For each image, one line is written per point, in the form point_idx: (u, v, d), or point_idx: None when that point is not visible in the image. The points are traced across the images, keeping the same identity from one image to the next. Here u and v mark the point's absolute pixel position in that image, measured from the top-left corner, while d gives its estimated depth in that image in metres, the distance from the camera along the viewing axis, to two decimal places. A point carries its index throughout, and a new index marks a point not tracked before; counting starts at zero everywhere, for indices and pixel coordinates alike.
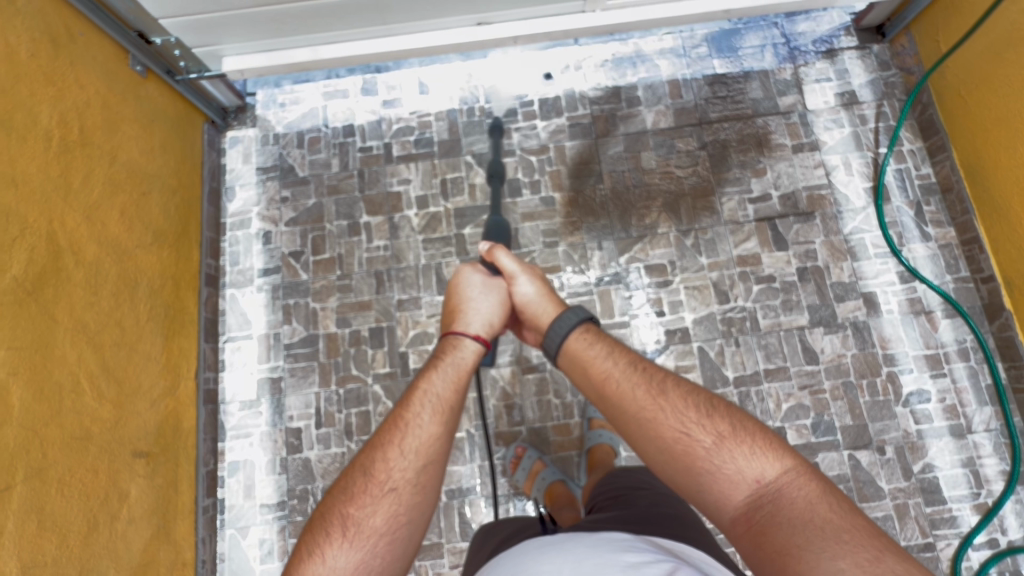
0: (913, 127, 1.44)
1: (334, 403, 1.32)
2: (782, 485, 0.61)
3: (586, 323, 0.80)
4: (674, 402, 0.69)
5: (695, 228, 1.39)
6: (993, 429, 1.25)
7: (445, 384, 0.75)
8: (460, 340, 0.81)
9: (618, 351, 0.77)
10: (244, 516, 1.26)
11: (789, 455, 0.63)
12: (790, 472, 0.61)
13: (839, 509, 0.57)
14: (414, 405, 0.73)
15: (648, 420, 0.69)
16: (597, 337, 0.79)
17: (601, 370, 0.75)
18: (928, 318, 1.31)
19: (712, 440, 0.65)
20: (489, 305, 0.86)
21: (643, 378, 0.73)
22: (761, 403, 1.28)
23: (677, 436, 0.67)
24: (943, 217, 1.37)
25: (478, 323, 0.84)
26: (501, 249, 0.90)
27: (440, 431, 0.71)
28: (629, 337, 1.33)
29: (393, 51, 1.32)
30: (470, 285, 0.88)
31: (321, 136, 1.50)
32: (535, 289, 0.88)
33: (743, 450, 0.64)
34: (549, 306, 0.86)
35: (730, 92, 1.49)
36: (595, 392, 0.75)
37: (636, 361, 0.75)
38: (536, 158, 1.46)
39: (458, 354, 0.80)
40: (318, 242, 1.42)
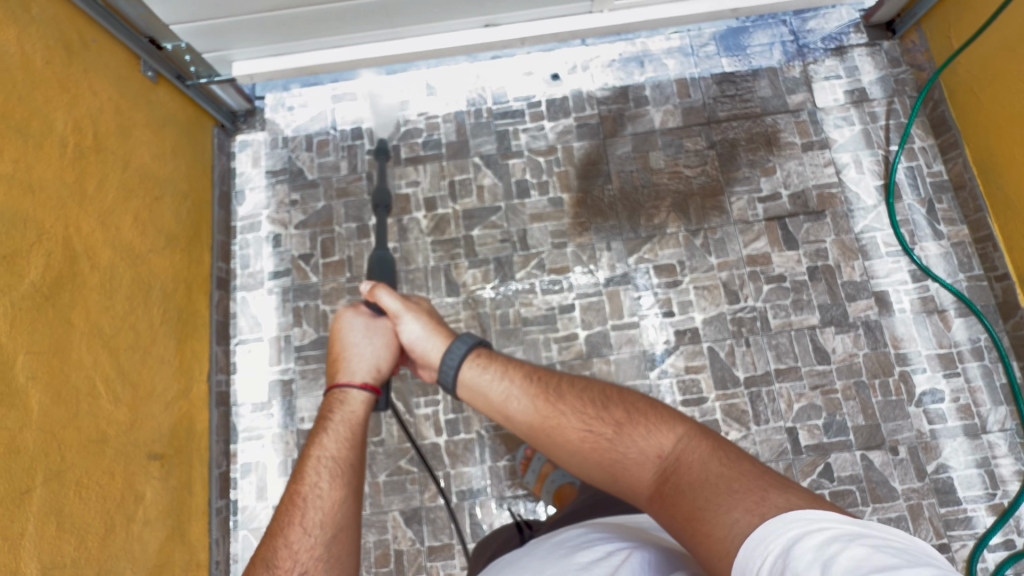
0: (924, 124, 1.42)
1: None
2: (679, 452, 0.62)
3: (477, 348, 0.79)
4: (571, 403, 0.71)
5: (704, 228, 1.39)
6: (1008, 428, 1.23)
7: (338, 444, 0.75)
8: (345, 394, 0.79)
9: (512, 362, 0.77)
10: (257, 517, 1.27)
11: (680, 424, 0.65)
12: (684, 438, 0.63)
13: (731, 460, 0.59)
14: (309, 475, 0.72)
15: (552, 427, 0.71)
16: (490, 356, 0.78)
17: (500, 384, 0.75)
18: (941, 317, 1.30)
19: (612, 430, 0.67)
20: (373, 351, 0.83)
21: (539, 386, 0.74)
22: (772, 403, 1.28)
23: (581, 435, 0.68)
24: (956, 215, 1.36)
25: (362, 371, 0.82)
26: (383, 288, 0.85)
27: (340, 493, 0.71)
28: (639, 338, 1.33)
29: (401, 54, 1.33)
30: (353, 331, 0.84)
31: (329, 139, 1.51)
32: (420, 325, 0.83)
33: (640, 432, 0.65)
34: (435, 343, 0.82)
35: (738, 90, 1.48)
36: (500, 409, 0.75)
37: (532, 369, 0.76)
38: (544, 159, 1.46)
39: (346, 408, 0.79)
40: (327, 244, 1.43)
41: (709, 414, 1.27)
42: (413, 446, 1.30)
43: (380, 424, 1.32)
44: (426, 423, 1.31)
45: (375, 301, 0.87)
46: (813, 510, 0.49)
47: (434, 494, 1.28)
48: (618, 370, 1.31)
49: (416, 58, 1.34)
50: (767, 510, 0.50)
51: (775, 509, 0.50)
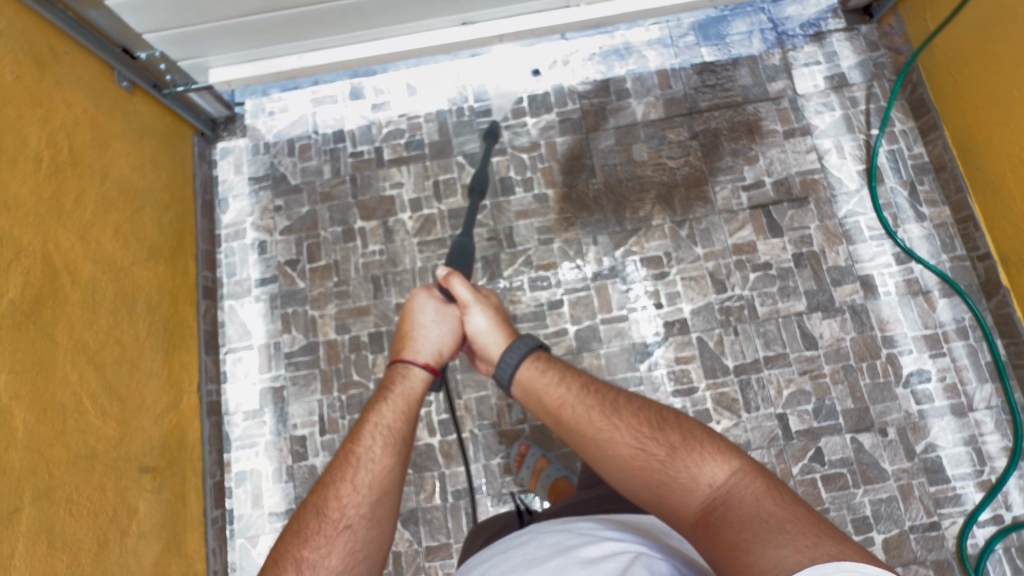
0: (904, 107, 1.43)
1: (337, 410, 1.32)
2: (732, 485, 0.63)
3: (537, 352, 0.83)
4: (627, 420, 0.73)
5: (689, 219, 1.39)
6: (994, 405, 1.25)
7: (394, 415, 0.79)
8: (409, 369, 0.85)
9: (571, 376, 0.79)
10: (253, 525, 1.27)
11: (737, 457, 0.66)
12: (738, 473, 0.64)
13: (784, 502, 0.60)
14: (365, 438, 0.76)
15: (604, 441, 0.72)
16: (549, 364, 0.81)
17: (555, 396, 0.77)
18: (925, 298, 1.32)
19: (665, 452, 0.68)
20: (439, 334, 0.88)
21: (596, 400, 0.75)
22: (761, 390, 1.29)
23: (632, 452, 0.70)
24: (937, 196, 1.37)
25: (426, 351, 0.87)
26: (457, 276, 0.89)
27: (391, 462, 0.74)
28: (628, 331, 1.33)
29: (379, 55, 1.32)
30: (424, 313, 0.89)
31: (311, 143, 1.50)
32: (487, 317, 0.88)
33: (694, 458, 0.67)
34: (499, 337, 0.87)
35: (719, 80, 1.48)
36: (553, 418, 0.77)
37: (589, 384, 0.78)
38: (527, 155, 1.46)
39: (407, 383, 0.84)
40: (314, 249, 1.43)
41: (700, 404, 1.28)
42: None
43: None
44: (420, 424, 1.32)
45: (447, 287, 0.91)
46: (864, 566, 0.51)
47: (430, 495, 1.28)
48: (608, 364, 1.31)
49: (394, 59, 1.33)
50: (818, 555, 0.53)
51: (826, 555, 0.53)
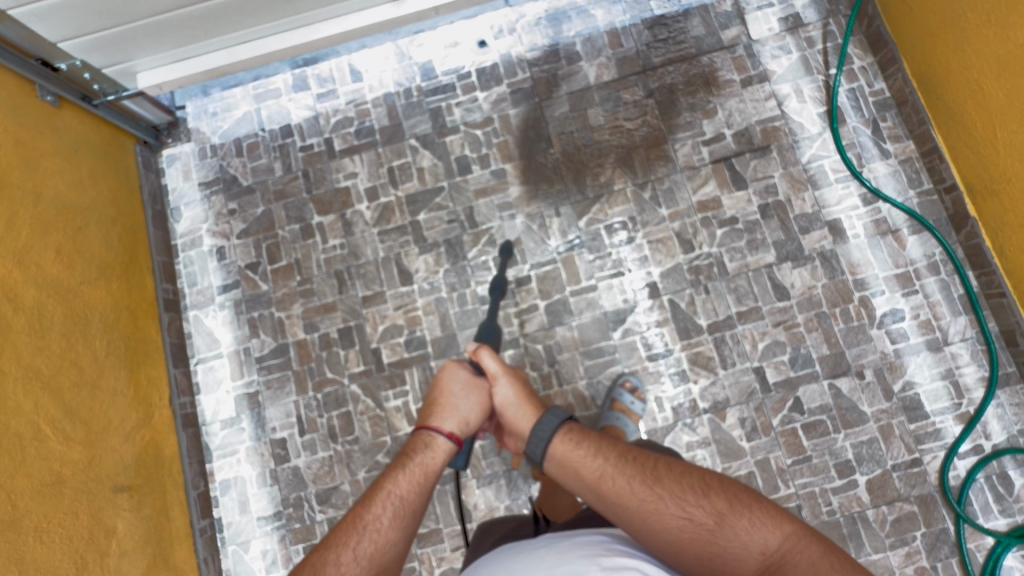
0: (862, 43, 1.38)
1: (314, 409, 1.31)
2: (785, 551, 0.69)
3: (567, 423, 0.87)
4: (670, 490, 0.77)
5: (651, 180, 1.36)
6: (969, 337, 1.24)
7: (409, 487, 0.82)
8: (434, 438, 0.88)
9: (605, 446, 0.84)
10: (244, 531, 1.27)
11: (788, 522, 0.71)
12: (794, 537, 0.70)
13: (844, 568, 0.66)
14: (376, 506, 0.80)
15: (649, 514, 0.75)
16: (583, 435, 0.85)
17: (594, 469, 0.81)
18: (895, 237, 1.30)
19: (714, 520, 0.73)
20: (467, 404, 0.93)
21: (636, 470, 0.80)
22: (736, 346, 1.28)
23: (680, 524, 0.74)
24: (901, 131, 1.34)
25: (453, 419, 0.91)
26: (487, 350, 0.95)
27: (396, 536, 0.78)
28: (599, 301, 1.31)
29: (312, 41, 1.26)
30: (454, 383, 0.94)
31: (259, 141, 1.45)
32: (515, 392, 0.94)
33: (743, 525, 0.72)
34: (527, 413, 0.92)
35: (671, 33, 1.43)
36: (592, 491, 0.81)
37: (626, 453, 0.83)
38: (481, 131, 1.41)
39: (427, 453, 0.87)
40: (273, 250, 1.39)
41: (676, 366, 1.28)
42: (389, 439, 1.29)
43: (351, 423, 1.30)
44: (398, 415, 1.30)
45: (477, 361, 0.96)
46: None
47: None
48: (581, 336, 1.30)
49: (330, 44, 1.28)
50: None
51: None
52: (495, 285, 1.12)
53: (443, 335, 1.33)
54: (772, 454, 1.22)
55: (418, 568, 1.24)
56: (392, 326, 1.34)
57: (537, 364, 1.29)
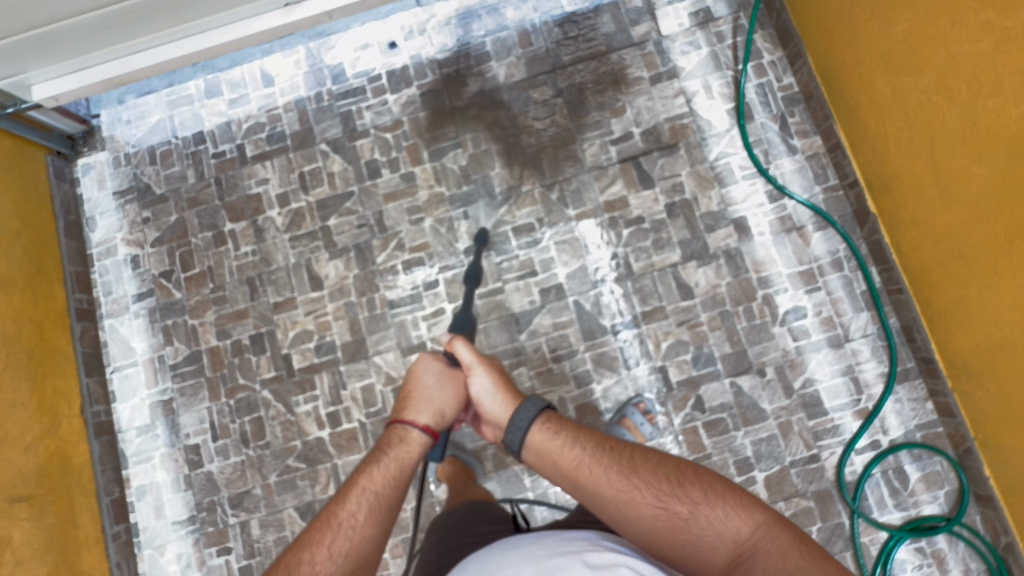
0: (771, 36, 1.36)
1: (227, 414, 1.33)
2: (754, 539, 0.73)
3: (546, 412, 0.88)
4: (646, 478, 0.80)
5: (559, 181, 1.35)
6: (870, 333, 1.25)
7: (384, 482, 0.84)
8: (408, 431, 0.90)
9: (584, 436, 0.86)
10: (159, 535, 1.30)
11: (760, 511, 0.74)
12: (763, 526, 0.73)
13: (810, 556, 0.69)
14: (350, 503, 0.81)
15: (625, 501, 0.79)
16: (561, 424, 0.87)
17: (571, 458, 0.84)
18: (799, 234, 1.29)
19: (687, 509, 0.76)
20: (441, 396, 0.95)
21: (613, 459, 0.83)
22: (640, 346, 1.28)
23: (654, 511, 0.77)
24: (809, 126, 1.32)
25: (427, 412, 0.93)
26: (459, 341, 0.97)
27: (371, 531, 0.80)
28: (505, 303, 1.32)
29: (206, 51, 1.25)
30: (427, 375, 0.96)
31: (171, 149, 1.45)
32: (490, 382, 0.95)
33: (716, 513, 0.75)
34: (502, 401, 0.94)
35: (581, 30, 1.41)
36: (569, 480, 0.84)
37: (604, 444, 0.85)
38: (391, 135, 1.41)
39: (403, 447, 0.89)
40: (186, 258, 1.40)
41: (580, 367, 1.29)
42: (299, 443, 1.31)
43: (263, 428, 1.32)
44: (309, 419, 1.32)
45: (451, 352, 0.99)
46: None
47: (325, 486, 1.29)
48: (488, 338, 1.31)
49: (225, 52, 1.26)
50: None
51: None
52: (471, 275, 1.17)
53: (352, 340, 1.34)
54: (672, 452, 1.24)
55: None
56: (302, 331, 1.35)
57: None
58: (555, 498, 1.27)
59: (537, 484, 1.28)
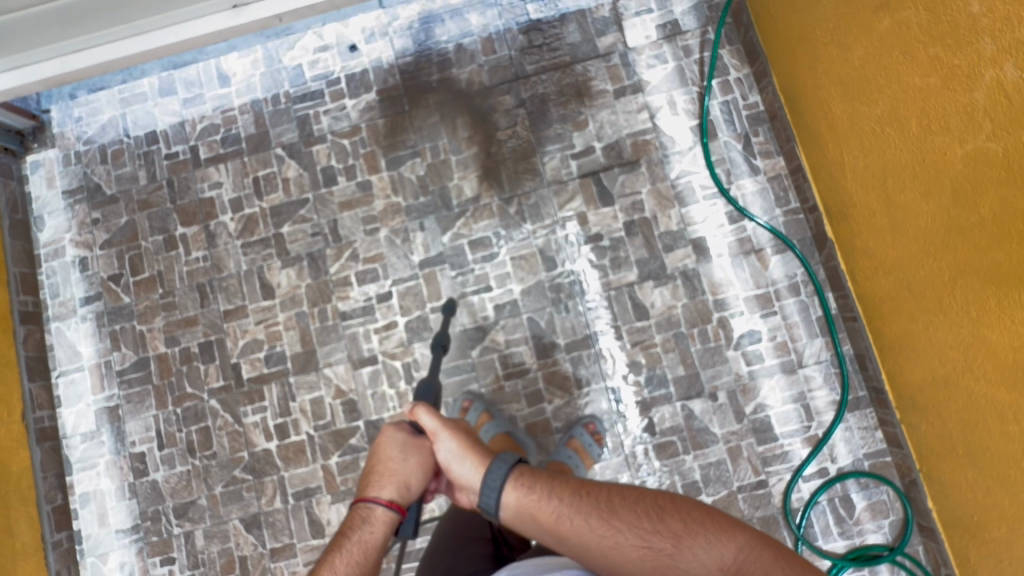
0: (739, 53, 1.34)
1: (173, 423, 1.31)
2: (741, 563, 0.68)
3: (518, 467, 0.81)
4: (626, 519, 0.74)
5: (518, 195, 1.33)
6: (823, 360, 1.24)
7: (345, 573, 0.74)
8: (371, 511, 0.80)
9: (558, 484, 0.79)
10: (102, 543, 1.28)
11: (741, 532, 0.71)
12: (746, 548, 0.69)
13: (795, 571, 0.66)
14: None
15: (610, 549, 0.73)
16: (534, 478, 0.79)
17: (549, 512, 0.76)
18: (758, 257, 1.28)
19: (671, 544, 0.72)
20: (405, 467, 0.82)
21: (591, 505, 0.76)
22: (593, 366, 1.27)
23: (640, 552, 0.72)
24: (772, 147, 1.30)
25: (392, 486, 0.81)
26: (421, 407, 0.85)
27: None
28: (458, 318, 1.30)
29: (148, 51, 1.20)
30: (390, 446, 0.84)
31: (123, 148, 1.41)
32: (459, 445, 0.83)
33: (699, 543, 0.71)
34: (473, 465, 0.82)
35: (546, 39, 1.38)
36: (551, 536, 0.76)
37: (580, 488, 0.79)
38: (348, 141, 1.37)
39: (367, 528, 0.79)
40: (135, 261, 1.37)
41: (532, 385, 1.27)
42: (246, 454, 1.29)
43: (209, 438, 1.30)
44: (256, 430, 1.30)
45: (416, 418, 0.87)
46: None
47: (271, 499, 1.28)
48: None
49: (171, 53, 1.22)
50: None
51: None
52: (438, 342, 1.03)
53: (302, 351, 1.31)
54: (621, 475, 1.23)
55: None
56: (252, 341, 1.32)
57: (393, 381, 1.29)
58: None
59: None
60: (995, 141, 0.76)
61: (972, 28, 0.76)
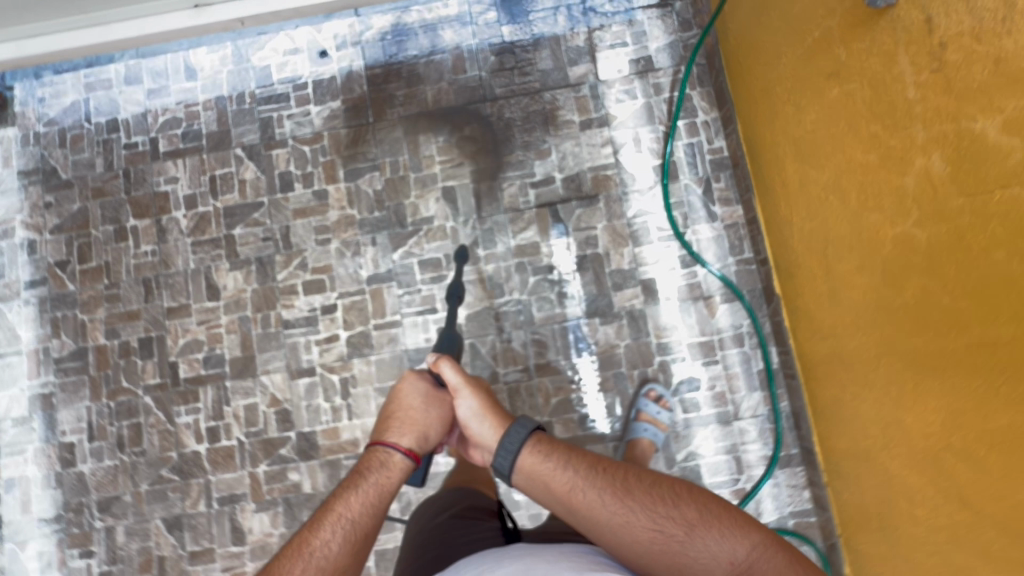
0: (709, 95, 1.32)
1: (105, 416, 1.30)
2: (751, 561, 0.68)
3: (537, 434, 0.81)
4: (639, 500, 0.74)
5: (473, 219, 1.31)
6: (760, 414, 1.23)
7: (362, 509, 0.79)
8: (389, 456, 0.84)
9: (576, 456, 0.79)
10: (23, 530, 1.28)
11: (756, 531, 0.70)
12: (759, 547, 0.68)
13: None
14: (325, 529, 0.76)
15: (620, 527, 0.73)
16: (552, 447, 0.80)
17: (564, 482, 0.77)
18: (705, 303, 1.27)
19: (683, 531, 0.71)
20: (425, 417, 0.87)
21: (606, 481, 0.77)
22: (530, 398, 1.26)
23: (650, 535, 0.71)
24: (732, 194, 1.29)
25: (410, 435, 0.86)
26: (446, 361, 0.88)
27: (346, 561, 0.75)
28: (401, 337, 1.29)
29: (107, 43, 1.21)
30: (412, 396, 0.88)
31: (83, 133, 1.39)
32: (478, 405, 0.86)
33: (712, 535, 0.70)
34: (490, 426, 0.85)
35: (518, 63, 1.36)
36: (563, 504, 0.77)
37: (596, 463, 0.79)
38: (308, 148, 1.35)
39: (384, 471, 0.83)
40: (84, 249, 1.35)
41: None
42: (175, 454, 1.28)
43: (140, 434, 1.29)
44: (188, 431, 1.29)
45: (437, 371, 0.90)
46: None
47: (196, 501, 1.27)
48: (378, 371, 1.28)
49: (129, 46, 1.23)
50: None
51: None
52: (451, 291, 1.12)
53: (241, 356, 1.30)
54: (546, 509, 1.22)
55: None
56: (193, 340, 1.31)
57: (329, 394, 1.28)
58: None
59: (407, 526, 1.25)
60: (919, 229, 0.75)
61: (907, 113, 0.74)
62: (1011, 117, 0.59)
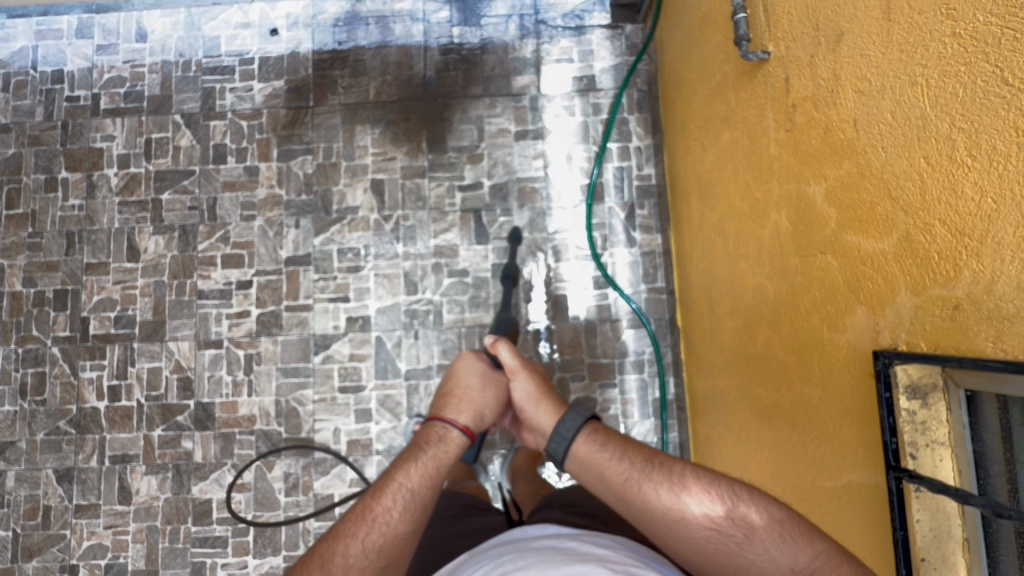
0: (646, 122, 1.34)
1: (12, 361, 1.32)
2: (816, 570, 0.56)
3: (591, 423, 0.70)
4: (700, 498, 0.61)
5: (397, 214, 1.33)
6: (648, 442, 1.25)
7: (422, 481, 0.67)
8: (447, 431, 0.73)
9: (633, 447, 0.67)
10: None
11: (820, 540, 0.58)
12: (824, 556, 0.56)
13: None
14: (386, 498, 0.65)
15: (675, 522, 0.61)
16: (608, 437, 0.68)
17: (618, 473, 0.65)
18: (612, 327, 1.28)
19: (742, 533, 0.59)
20: (483, 397, 0.77)
21: (663, 473, 0.63)
22: (427, 398, 1.28)
23: (708, 533, 0.60)
24: (653, 223, 1.31)
25: (468, 413, 0.75)
26: (504, 343, 0.81)
27: (407, 533, 0.64)
28: (310, 322, 1.30)
29: None
30: (469, 373, 0.79)
31: (27, 80, 1.39)
32: (535, 389, 0.79)
33: (773, 539, 0.59)
34: (547, 410, 0.76)
35: (464, 66, 1.37)
36: (615, 497, 0.65)
37: (653, 456, 0.65)
38: (246, 123, 1.36)
39: (442, 446, 0.71)
40: (13, 195, 1.36)
41: (364, 403, 1.28)
42: (74, 408, 1.30)
43: (44, 384, 1.31)
44: (90, 386, 1.30)
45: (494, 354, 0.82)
46: None
47: (88, 456, 1.28)
48: (282, 352, 1.30)
49: None
50: None
51: None
52: (507, 273, 1.27)
53: (152, 319, 1.32)
54: None
55: (68, 536, 1.26)
56: (107, 299, 1.33)
57: (232, 368, 1.30)
58: (305, 525, 1.25)
59: (292, 506, 1.26)
60: (768, 282, 0.77)
61: (768, 168, 0.75)
62: (831, 186, 0.60)
